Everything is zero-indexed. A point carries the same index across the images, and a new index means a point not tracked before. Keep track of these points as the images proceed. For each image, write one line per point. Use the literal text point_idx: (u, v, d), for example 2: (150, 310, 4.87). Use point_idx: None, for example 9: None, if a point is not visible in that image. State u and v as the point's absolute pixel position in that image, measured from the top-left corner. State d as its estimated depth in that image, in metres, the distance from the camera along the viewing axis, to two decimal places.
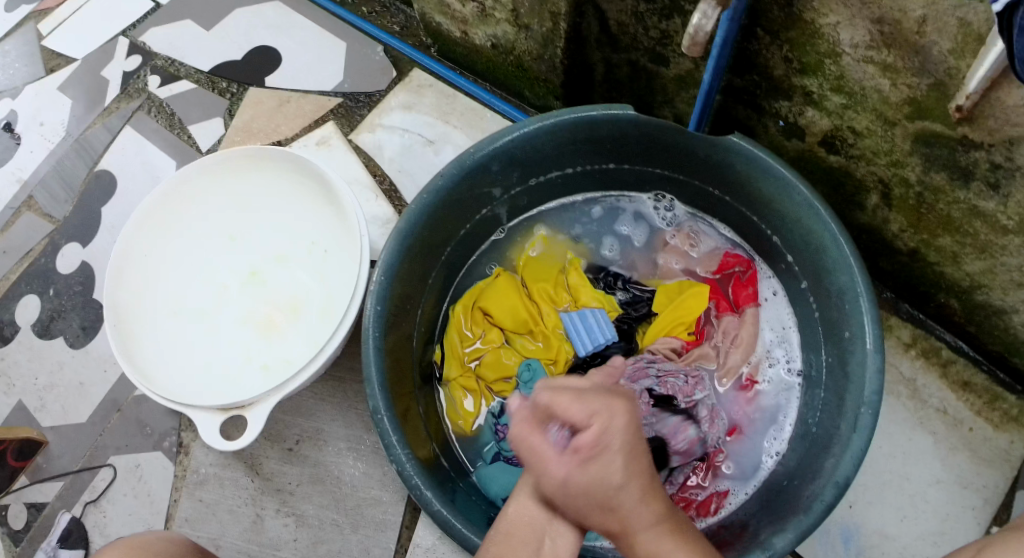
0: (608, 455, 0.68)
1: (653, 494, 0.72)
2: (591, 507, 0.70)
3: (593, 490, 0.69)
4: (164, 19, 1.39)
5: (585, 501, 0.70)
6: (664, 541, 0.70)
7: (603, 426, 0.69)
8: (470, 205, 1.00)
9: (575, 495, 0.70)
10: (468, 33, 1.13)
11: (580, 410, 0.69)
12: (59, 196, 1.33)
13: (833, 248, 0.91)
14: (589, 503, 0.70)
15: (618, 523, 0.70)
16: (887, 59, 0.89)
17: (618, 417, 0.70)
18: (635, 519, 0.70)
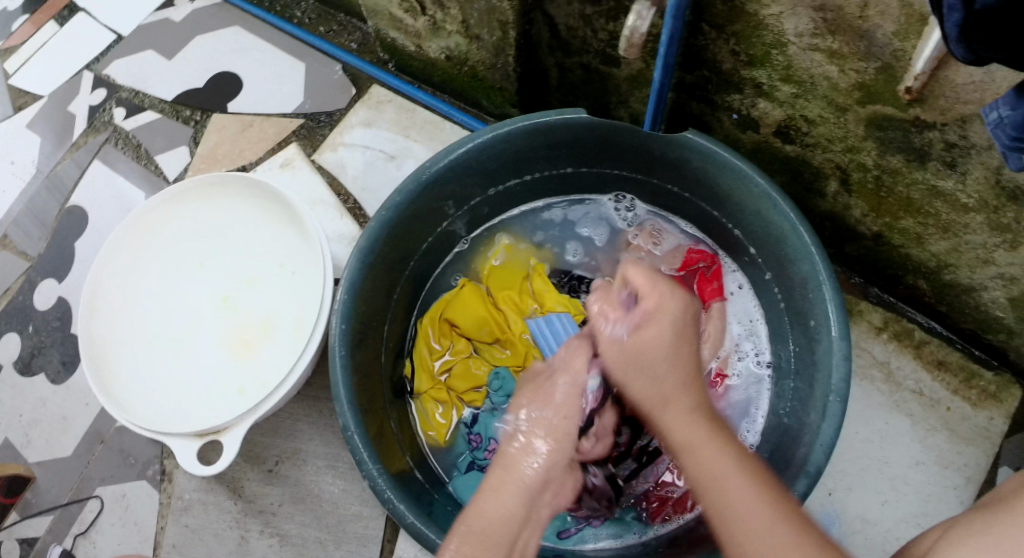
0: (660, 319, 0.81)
1: (699, 390, 0.78)
2: (639, 361, 0.80)
3: (641, 347, 0.80)
4: (126, 51, 1.40)
5: (634, 352, 0.80)
6: (697, 426, 0.74)
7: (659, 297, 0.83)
8: (431, 218, 1.00)
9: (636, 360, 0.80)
10: (422, 47, 1.14)
11: (652, 321, 0.81)
12: (32, 233, 1.33)
13: (793, 236, 0.91)
14: (635, 357, 0.80)
15: (658, 391, 0.77)
16: (832, 46, 0.89)
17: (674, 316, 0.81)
18: (678, 399, 0.76)
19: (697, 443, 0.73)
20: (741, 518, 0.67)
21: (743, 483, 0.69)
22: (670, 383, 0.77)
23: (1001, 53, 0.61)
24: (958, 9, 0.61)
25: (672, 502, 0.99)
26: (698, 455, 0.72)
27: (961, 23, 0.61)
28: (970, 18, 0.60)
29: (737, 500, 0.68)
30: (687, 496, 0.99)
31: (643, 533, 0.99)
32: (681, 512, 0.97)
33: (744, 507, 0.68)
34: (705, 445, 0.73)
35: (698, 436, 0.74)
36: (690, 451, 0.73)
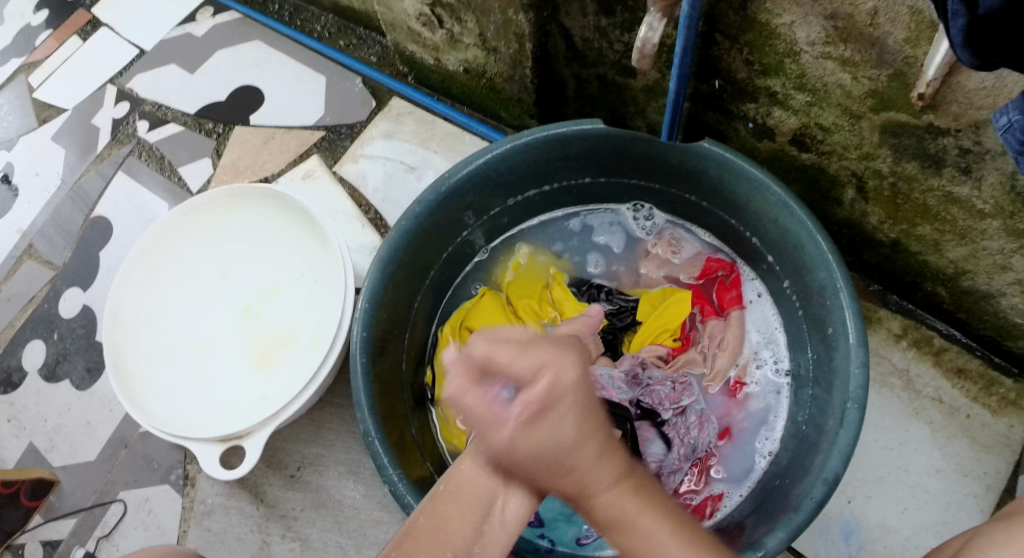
0: (558, 411, 0.65)
1: (611, 452, 0.68)
2: (544, 465, 0.66)
3: (541, 451, 0.65)
4: (149, 64, 1.43)
5: (534, 455, 0.65)
6: (625, 500, 0.67)
7: (550, 378, 0.65)
8: (450, 228, 1.02)
9: (530, 455, 0.65)
10: (441, 60, 1.15)
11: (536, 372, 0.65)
12: (57, 243, 1.36)
13: (809, 242, 0.92)
14: (538, 462, 0.66)
15: (574, 484, 0.67)
16: (844, 54, 0.90)
17: (567, 371, 0.66)
18: (596, 480, 0.66)
19: (630, 519, 0.66)
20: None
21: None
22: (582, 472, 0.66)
23: (1007, 58, 0.62)
24: (962, 15, 0.62)
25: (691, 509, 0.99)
26: (636, 534, 0.66)
27: (965, 28, 0.62)
28: (974, 24, 0.61)
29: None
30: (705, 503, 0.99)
31: None
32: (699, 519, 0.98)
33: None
34: (640, 515, 0.66)
35: (631, 512, 0.67)
36: (619, 525, 0.66)
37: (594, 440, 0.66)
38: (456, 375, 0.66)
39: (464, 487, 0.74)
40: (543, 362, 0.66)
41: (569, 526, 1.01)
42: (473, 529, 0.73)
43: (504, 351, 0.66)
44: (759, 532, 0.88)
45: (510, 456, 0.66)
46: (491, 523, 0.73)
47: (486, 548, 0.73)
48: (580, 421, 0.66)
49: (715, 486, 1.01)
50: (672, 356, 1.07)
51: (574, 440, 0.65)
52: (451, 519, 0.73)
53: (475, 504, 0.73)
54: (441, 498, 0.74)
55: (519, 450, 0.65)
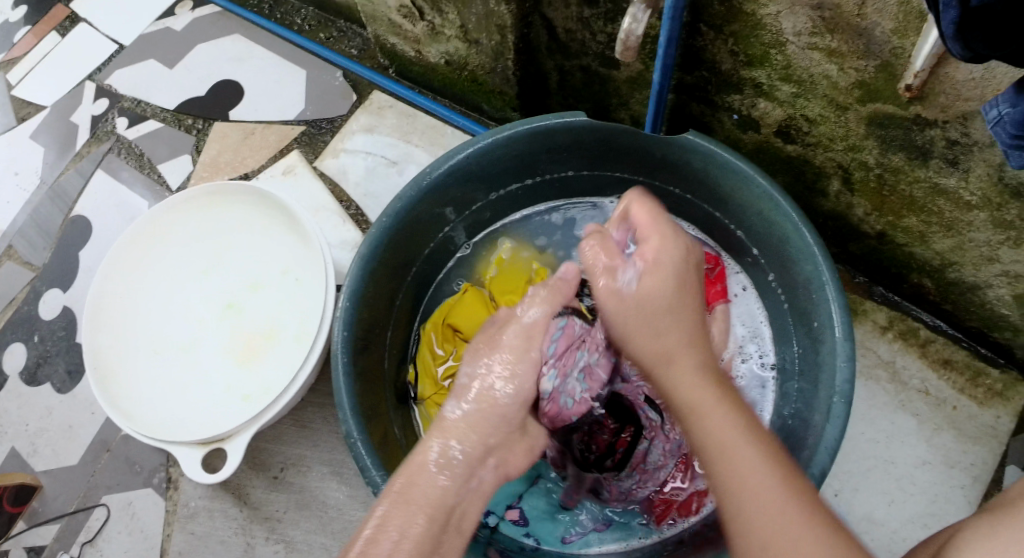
0: (660, 267, 0.79)
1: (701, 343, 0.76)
2: (647, 320, 0.76)
3: (642, 303, 0.77)
4: (127, 60, 1.41)
5: (636, 307, 0.77)
6: (703, 393, 0.71)
7: (663, 246, 0.80)
8: (432, 223, 1.00)
9: (623, 315, 0.77)
10: (422, 52, 1.14)
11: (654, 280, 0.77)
12: (37, 243, 1.34)
13: (795, 236, 0.91)
14: (633, 317, 0.77)
15: (657, 351, 0.74)
16: (831, 44, 0.89)
17: (676, 250, 0.80)
18: (703, 401, 0.71)
19: (731, 443, 0.68)
20: (755, 511, 0.64)
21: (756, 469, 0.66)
22: (675, 332, 0.75)
23: (996, 50, 0.64)
24: (954, 7, 0.63)
25: (677, 505, 0.98)
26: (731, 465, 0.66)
27: (957, 20, 0.63)
28: (966, 16, 0.63)
29: (745, 498, 0.64)
30: (691, 499, 0.98)
31: (647, 536, 0.99)
32: (685, 515, 0.97)
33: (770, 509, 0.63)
34: (713, 412, 0.70)
35: (732, 437, 0.68)
36: (702, 448, 0.69)
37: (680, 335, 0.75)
38: (587, 243, 0.83)
39: (412, 489, 0.69)
40: (597, 270, 0.81)
41: (555, 525, 1.00)
42: (435, 536, 0.67)
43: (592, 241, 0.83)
44: None
45: (615, 302, 0.78)
46: (448, 529, 0.69)
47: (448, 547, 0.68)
48: (671, 297, 0.77)
49: None
50: None
51: (667, 304, 0.76)
52: (415, 527, 0.66)
53: (434, 514, 0.68)
54: (398, 490, 0.69)
55: (622, 301, 0.78)
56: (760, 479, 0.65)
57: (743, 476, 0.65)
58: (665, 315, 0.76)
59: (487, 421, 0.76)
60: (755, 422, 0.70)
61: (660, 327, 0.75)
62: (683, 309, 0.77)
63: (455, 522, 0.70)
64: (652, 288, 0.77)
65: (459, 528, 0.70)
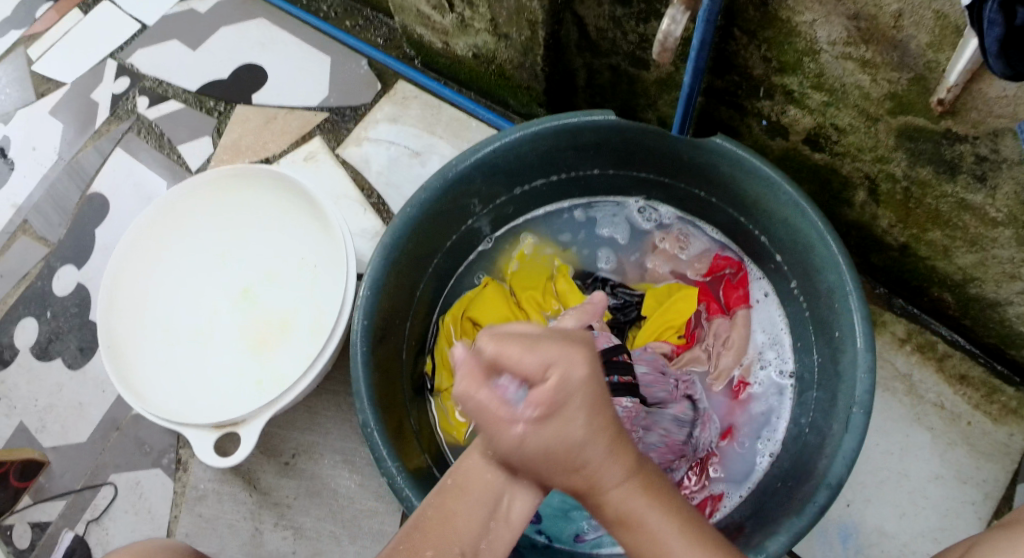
0: (569, 411, 0.64)
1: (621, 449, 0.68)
2: (558, 464, 0.66)
3: (555, 445, 0.64)
4: (151, 39, 1.40)
5: (544, 447, 0.65)
6: (636, 497, 0.68)
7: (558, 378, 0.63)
8: (455, 216, 1.00)
9: (538, 450, 0.65)
10: (449, 44, 1.13)
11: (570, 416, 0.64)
12: (53, 219, 1.33)
13: (820, 245, 0.91)
14: (553, 463, 0.66)
15: (585, 482, 0.67)
16: (865, 55, 0.88)
17: (577, 368, 0.64)
18: (606, 476, 0.67)
19: (634, 516, 0.68)
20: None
21: (698, 551, 0.68)
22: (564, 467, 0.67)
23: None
24: (998, 25, 0.63)
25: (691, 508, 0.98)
26: (642, 526, 0.68)
27: (1000, 38, 0.63)
28: (1010, 34, 0.63)
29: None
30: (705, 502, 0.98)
31: None
32: None
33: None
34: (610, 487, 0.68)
35: (637, 508, 0.68)
36: (628, 521, 0.68)
37: (604, 446, 0.66)
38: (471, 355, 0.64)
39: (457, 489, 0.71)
40: (555, 362, 0.63)
41: (567, 523, 0.99)
42: (482, 523, 0.70)
43: (515, 346, 0.63)
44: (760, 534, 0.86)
45: (509, 454, 0.66)
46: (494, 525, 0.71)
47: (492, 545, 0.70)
48: (588, 421, 0.65)
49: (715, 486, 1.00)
50: (677, 353, 1.05)
51: (582, 438, 0.65)
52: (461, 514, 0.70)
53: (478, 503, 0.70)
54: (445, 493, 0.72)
55: (523, 456, 0.66)
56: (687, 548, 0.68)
57: (666, 541, 0.68)
58: (582, 402, 0.64)
59: None
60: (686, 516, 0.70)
61: (597, 451, 0.66)
62: (608, 420, 0.66)
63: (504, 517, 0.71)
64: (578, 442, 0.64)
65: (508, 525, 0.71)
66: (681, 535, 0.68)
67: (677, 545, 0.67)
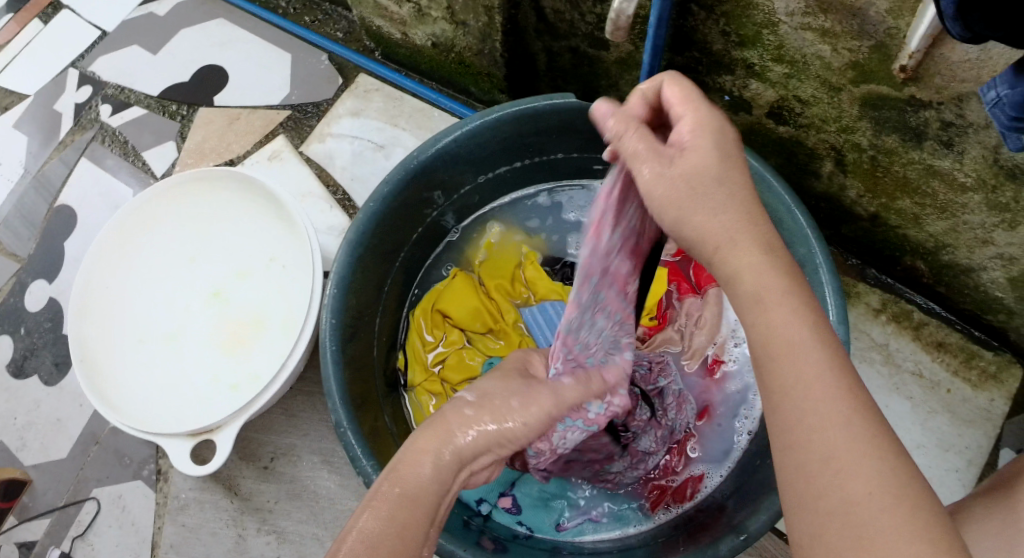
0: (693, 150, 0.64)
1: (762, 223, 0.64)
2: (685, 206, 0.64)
3: (689, 183, 0.64)
4: (111, 47, 1.38)
5: (685, 170, 0.64)
6: (776, 268, 0.61)
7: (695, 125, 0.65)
8: (420, 208, 0.99)
9: (666, 196, 0.65)
10: (408, 34, 1.12)
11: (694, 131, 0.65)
12: (22, 234, 1.32)
13: (788, 219, 0.91)
14: (676, 196, 0.64)
15: (707, 244, 0.63)
16: (825, 25, 0.88)
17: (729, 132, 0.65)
18: (741, 237, 0.62)
19: (774, 297, 0.60)
20: (835, 460, 0.54)
21: (851, 427, 0.54)
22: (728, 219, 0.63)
23: (996, 31, 0.62)
24: None
25: (671, 491, 0.99)
26: (775, 328, 0.59)
27: None
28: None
29: (838, 440, 0.54)
30: (686, 484, 0.98)
31: (642, 523, 0.98)
32: (680, 501, 0.97)
33: (817, 403, 0.55)
34: (785, 296, 0.60)
35: (781, 298, 0.60)
36: (761, 304, 0.60)
37: (727, 217, 0.63)
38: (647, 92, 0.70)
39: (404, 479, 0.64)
40: (687, 117, 0.66)
41: (548, 512, 0.99)
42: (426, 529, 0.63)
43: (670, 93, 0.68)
44: (741, 513, 0.85)
45: (651, 188, 0.65)
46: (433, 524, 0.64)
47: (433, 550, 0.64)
48: (712, 147, 0.65)
49: (695, 467, 0.99)
50: (648, 336, 1.06)
51: (717, 163, 0.64)
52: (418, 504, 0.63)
53: (421, 506, 0.63)
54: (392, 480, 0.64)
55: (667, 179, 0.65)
56: (831, 374, 0.56)
57: (806, 373, 0.57)
58: (715, 183, 0.64)
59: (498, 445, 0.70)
60: (834, 342, 0.58)
61: (715, 202, 0.63)
62: (732, 169, 0.65)
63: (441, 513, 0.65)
64: (703, 155, 0.64)
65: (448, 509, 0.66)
66: (832, 379, 0.56)
67: (829, 384, 0.56)
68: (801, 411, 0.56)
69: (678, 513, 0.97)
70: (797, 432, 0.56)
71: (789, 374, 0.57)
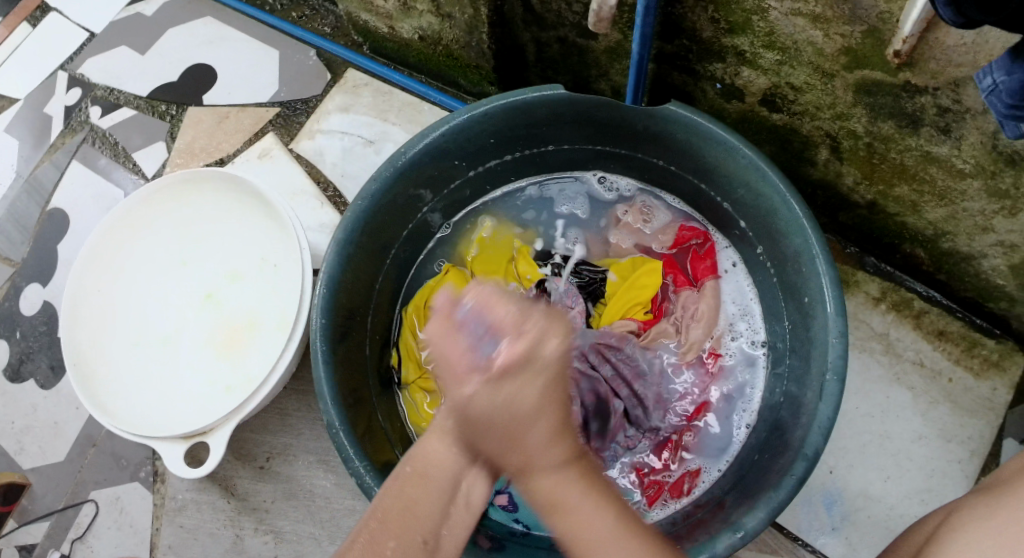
0: (528, 377, 0.64)
1: (563, 436, 0.67)
2: (498, 425, 0.65)
3: (501, 411, 0.64)
4: (100, 47, 1.37)
5: (490, 413, 0.64)
6: (568, 483, 0.67)
7: (535, 338, 0.64)
8: (410, 204, 0.98)
9: (484, 414, 0.65)
10: (395, 28, 1.11)
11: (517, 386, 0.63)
12: (15, 238, 1.31)
13: (783, 209, 0.89)
14: (494, 428, 0.65)
15: (521, 458, 0.66)
16: (815, 10, 0.86)
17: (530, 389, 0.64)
18: (539, 458, 0.66)
19: (562, 500, 0.67)
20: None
21: None
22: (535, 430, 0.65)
23: (990, 16, 0.61)
24: None
25: (668, 486, 0.98)
26: (567, 516, 0.67)
27: None
28: None
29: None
30: (683, 479, 0.98)
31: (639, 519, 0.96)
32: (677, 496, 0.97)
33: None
34: (575, 504, 0.67)
35: (567, 498, 0.67)
36: (557, 509, 0.67)
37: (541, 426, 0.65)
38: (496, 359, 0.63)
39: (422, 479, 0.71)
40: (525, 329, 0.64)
41: None
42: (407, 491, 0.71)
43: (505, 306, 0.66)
44: (739, 510, 0.84)
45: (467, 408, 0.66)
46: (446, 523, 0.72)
47: (451, 530, 0.72)
48: (540, 396, 0.64)
49: (691, 462, 0.98)
50: (643, 330, 1.04)
51: (535, 408, 0.64)
52: (420, 506, 0.70)
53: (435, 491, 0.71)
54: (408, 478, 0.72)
55: (474, 413, 0.65)
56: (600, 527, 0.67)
57: (610, 548, 0.67)
58: (540, 405, 0.64)
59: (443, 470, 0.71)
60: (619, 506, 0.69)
61: (531, 413, 0.64)
62: (561, 405, 0.66)
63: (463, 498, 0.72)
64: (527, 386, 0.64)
65: (467, 506, 0.73)
66: (618, 513, 0.68)
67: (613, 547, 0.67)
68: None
69: (675, 508, 0.96)
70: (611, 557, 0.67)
71: (569, 520, 0.67)
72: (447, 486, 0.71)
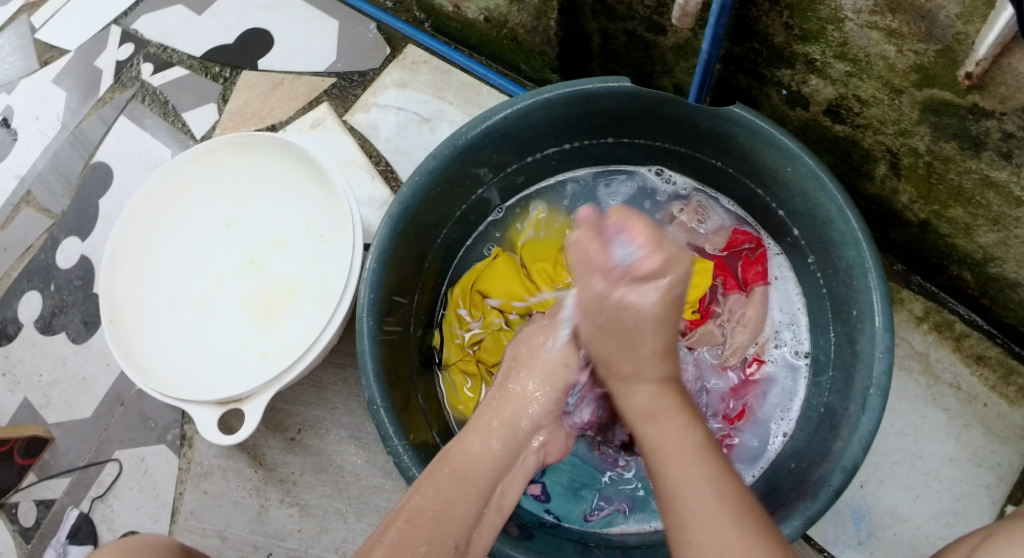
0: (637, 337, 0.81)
1: (668, 354, 0.83)
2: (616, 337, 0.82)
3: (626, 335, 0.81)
4: (155, 5, 1.37)
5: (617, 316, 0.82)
6: (665, 398, 0.81)
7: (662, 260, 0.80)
8: (466, 184, 0.98)
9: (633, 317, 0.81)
10: (460, 7, 1.12)
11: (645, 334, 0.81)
12: (56, 190, 1.31)
13: (840, 221, 0.88)
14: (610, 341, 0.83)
15: (633, 364, 0.82)
16: (892, 25, 0.85)
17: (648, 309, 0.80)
18: (649, 367, 0.82)
19: (663, 414, 0.80)
20: (684, 478, 0.75)
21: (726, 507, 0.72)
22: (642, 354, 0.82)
23: None
24: None
25: None
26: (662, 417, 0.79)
27: None
28: None
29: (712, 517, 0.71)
30: None
31: None
32: None
33: (697, 481, 0.74)
34: (670, 426, 0.79)
35: (666, 413, 0.80)
36: (656, 416, 0.80)
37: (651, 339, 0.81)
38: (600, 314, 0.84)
39: (454, 474, 0.79)
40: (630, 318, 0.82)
41: (576, 502, 0.99)
42: (475, 508, 0.79)
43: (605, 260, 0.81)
44: (770, 519, 0.85)
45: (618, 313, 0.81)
46: (487, 506, 0.80)
47: (480, 535, 0.79)
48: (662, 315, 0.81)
49: None
50: (689, 329, 1.05)
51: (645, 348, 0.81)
52: (455, 506, 0.77)
53: (470, 494, 0.79)
54: (446, 477, 0.79)
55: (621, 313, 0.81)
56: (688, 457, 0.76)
57: (685, 459, 0.76)
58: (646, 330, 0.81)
59: (449, 497, 0.77)
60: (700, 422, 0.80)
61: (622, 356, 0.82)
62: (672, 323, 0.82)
63: (495, 500, 0.82)
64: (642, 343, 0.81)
65: (496, 511, 0.82)
66: (709, 469, 0.75)
67: (706, 481, 0.74)
68: (685, 477, 0.75)
69: None
70: (671, 454, 0.77)
71: (659, 427, 0.79)
72: (484, 484, 0.80)
